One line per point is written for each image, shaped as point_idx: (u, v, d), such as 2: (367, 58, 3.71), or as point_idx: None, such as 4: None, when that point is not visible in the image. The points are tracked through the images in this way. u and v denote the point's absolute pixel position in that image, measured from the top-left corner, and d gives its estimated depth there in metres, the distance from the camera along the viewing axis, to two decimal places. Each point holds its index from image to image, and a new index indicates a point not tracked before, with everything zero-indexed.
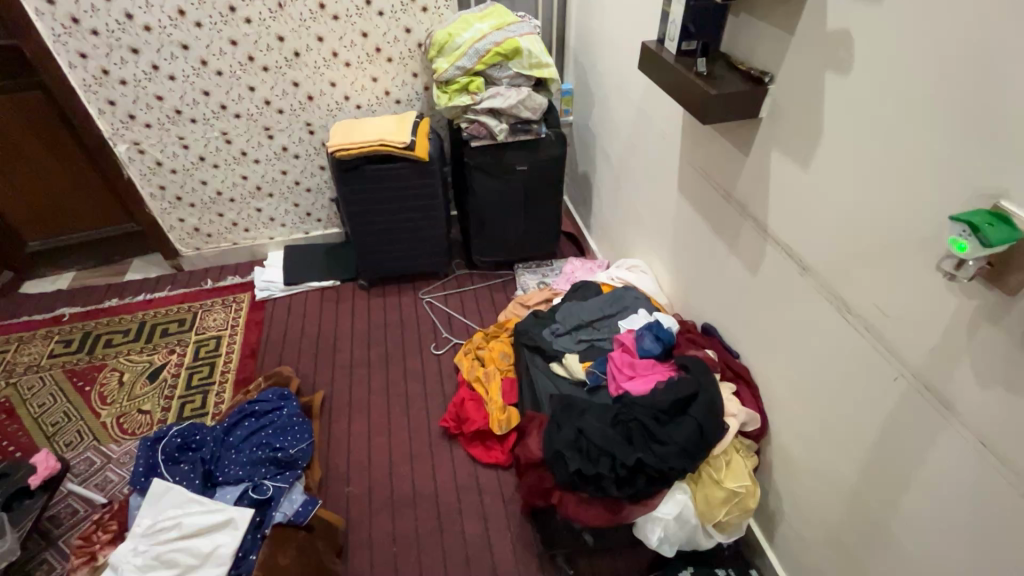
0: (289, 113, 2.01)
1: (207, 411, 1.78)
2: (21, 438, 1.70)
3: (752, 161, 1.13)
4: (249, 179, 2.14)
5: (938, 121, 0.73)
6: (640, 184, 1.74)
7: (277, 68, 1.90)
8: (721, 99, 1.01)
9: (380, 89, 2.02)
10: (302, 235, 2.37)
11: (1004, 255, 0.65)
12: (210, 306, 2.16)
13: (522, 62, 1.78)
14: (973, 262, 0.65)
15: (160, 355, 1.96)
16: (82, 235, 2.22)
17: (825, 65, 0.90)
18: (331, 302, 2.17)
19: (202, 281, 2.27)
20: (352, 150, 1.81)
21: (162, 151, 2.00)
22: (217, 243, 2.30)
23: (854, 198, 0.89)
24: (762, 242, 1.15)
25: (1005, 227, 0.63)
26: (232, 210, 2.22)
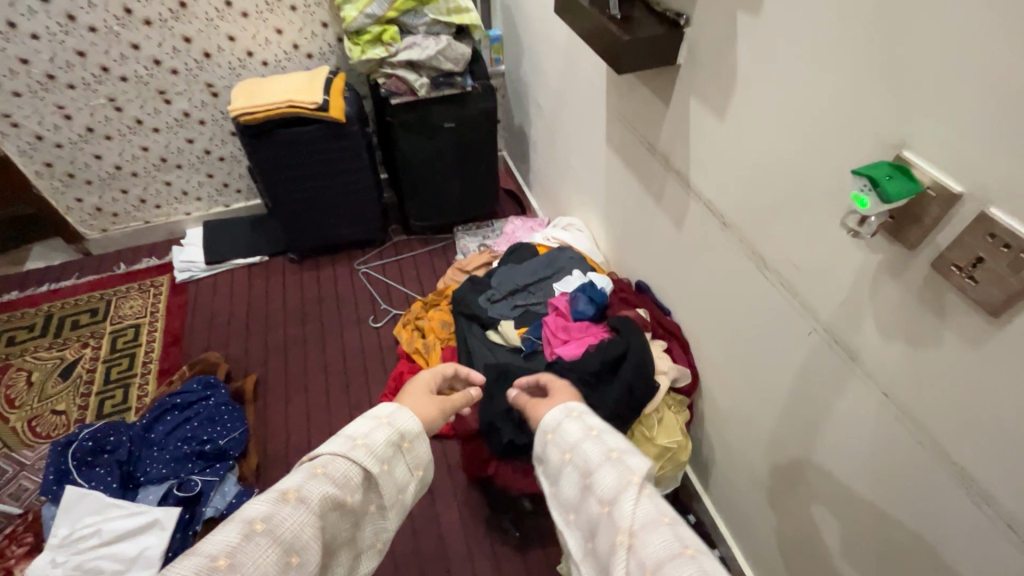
0: (184, 74, 1.80)
1: (129, 406, 1.67)
2: None
3: (673, 111, 1.07)
4: (151, 151, 1.94)
5: (845, 64, 0.69)
6: (571, 137, 1.66)
7: (162, 22, 1.68)
8: (635, 45, 0.94)
9: (286, 42, 1.82)
10: (222, 208, 2.19)
11: (905, 207, 0.62)
12: (126, 292, 1.99)
13: (438, 6, 1.64)
14: (874, 218, 0.62)
15: (72, 350, 1.82)
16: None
17: (737, 5, 0.84)
18: (260, 280, 2.05)
19: (114, 266, 2.09)
20: (258, 114, 1.64)
21: (40, 123, 1.77)
22: (125, 222, 2.10)
23: (769, 149, 0.85)
24: (686, 197, 1.11)
25: (904, 180, 0.60)
26: (137, 186, 2.02)
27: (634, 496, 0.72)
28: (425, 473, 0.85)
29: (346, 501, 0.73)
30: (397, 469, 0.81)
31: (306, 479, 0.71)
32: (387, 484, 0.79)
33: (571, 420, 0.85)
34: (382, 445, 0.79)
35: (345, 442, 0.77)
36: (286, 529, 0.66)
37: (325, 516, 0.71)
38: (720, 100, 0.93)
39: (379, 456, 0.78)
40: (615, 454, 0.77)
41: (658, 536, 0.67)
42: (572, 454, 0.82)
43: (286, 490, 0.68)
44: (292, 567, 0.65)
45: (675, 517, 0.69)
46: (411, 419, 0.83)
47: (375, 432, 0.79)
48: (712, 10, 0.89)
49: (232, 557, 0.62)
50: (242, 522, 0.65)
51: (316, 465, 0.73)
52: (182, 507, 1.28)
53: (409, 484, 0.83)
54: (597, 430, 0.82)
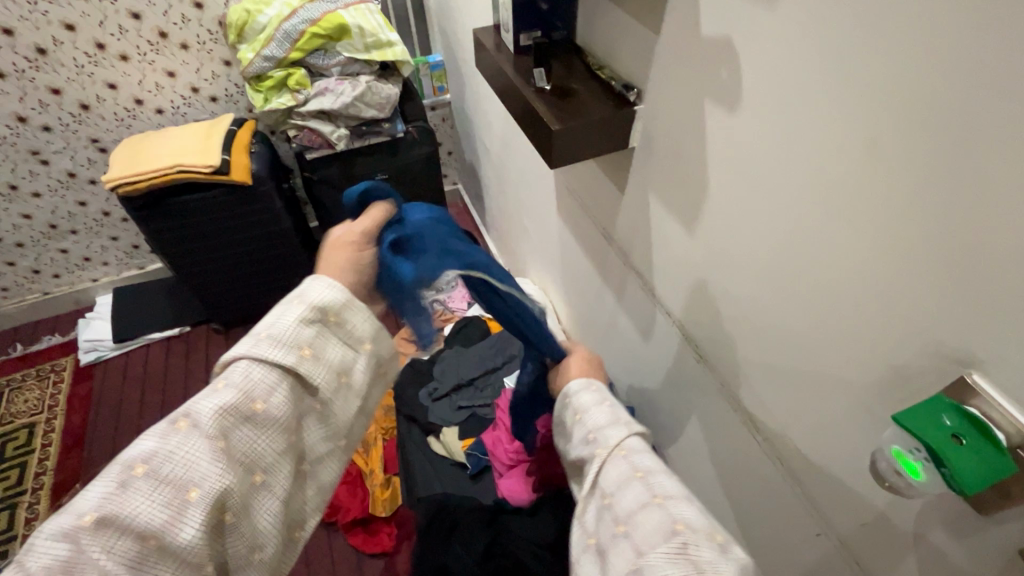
0: (60, 130, 1.51)
1: (15, 534, 1.41)
2: None
3: (630, 202, 0.83)
4: (35, 219, 1.66)
5: (871, 206, 0.44)
6: (521, 193, 1.40)
7: (19, 73, 1.39)
8: (569, 138, 0.69)
9: (182, 85, 1.54)
10: (134, 271, 1.91)
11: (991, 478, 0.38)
12: (21, 382, 1.71)
13: (353, 42, 1.37)
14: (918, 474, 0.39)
15: None
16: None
17: (703, 91, 0.59)
18: (179, 357, 1.78)
19: (9, 348, 1.79)
20: (140, 183, 1.36)
21: None
22: (20, 297, 1.81)
23: (755, 291, 0.61)
24: (651, 306, 0.87)
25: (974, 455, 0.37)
26: (27, 257, 1.73)
27: (581, 434, 0.59)
28: (376, 347, 0.66)
29: (258, 409, 0.55)
30: (327, 351, 0.60)
31: (194, 404, 0.53)
32: (315, 369, 0.59)
33: (562, 399, 0.65)
34: (294, 332, 0.58)
35: (245, 342, 0.58)
36: (173, 467, 0.50)
37: (231, 438, 0.54)
38: (690, 208, 0.68)
39: (294, 343, 0.58)
40: (575, 407, 0.62)
41: (592, 454, 0.57)
42: (558, 430, 0.66)
43: (174, 419, 0.53)
44: (190, 506, 0.49)
45: (610, 432, 0.57)
46: (335, 290, 0.61)
47: (280, 318, 0.58)
48: (668, 89, 0.64)
49: (156, 458, 0.50)
50: (121, 465, 0.50)
51: (219, 380, 0.55)
52: None
53: (354, 366, 0.63)
54: (577, 398, 0.63)
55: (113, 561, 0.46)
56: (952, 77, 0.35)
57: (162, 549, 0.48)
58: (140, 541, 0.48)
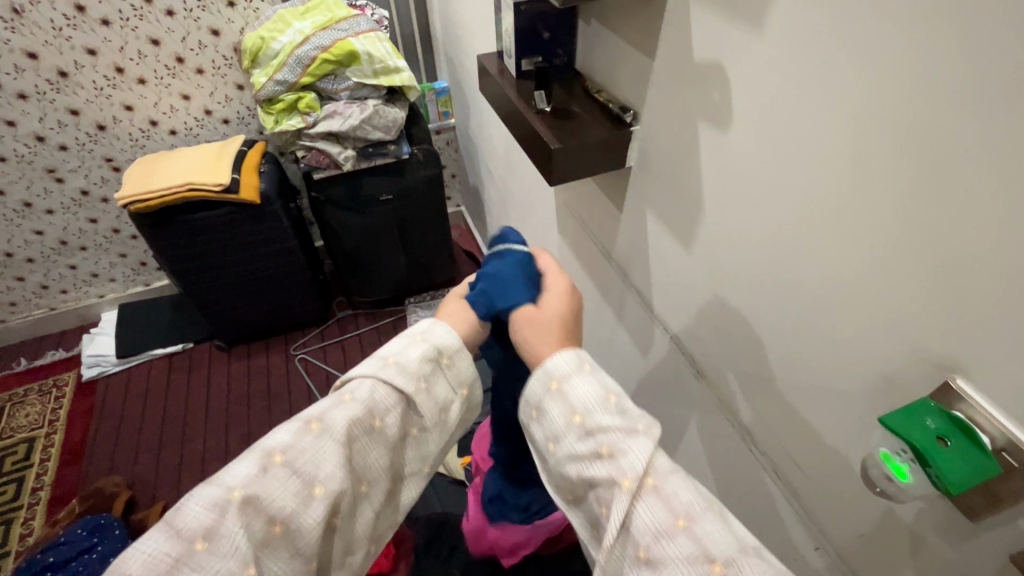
0: (76, 149, 1.55)
1: (8, 550, 1.39)
2: None
3: (628, 220, 0.85)
4: (46, 235, 1.69)
5: (859, 219, 0.46)
6: (523, 213, 1.44)
7: (40, 95, 1.44)
8: (569, 157, 0.71)
9: (196, 108, 1.59)
10: (141, 288, 1.94)
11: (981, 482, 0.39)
12: (23, 397, 1.71)
13: (362, 68, 1.42)
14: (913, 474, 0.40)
15: None
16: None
17: (696, 112, 0.61)
18: (181, 373, 1.78)
19: (13, 362, 1.80)
20: (152, 201, 1.40)
21: None
22: (27, 312, 1.83)
23: (750, 304, 0.63)
24: (649, 322, 0.89)
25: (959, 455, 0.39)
26: (36, 272, 1.76)
27: (583, 443, 0.47)
28: (472, 392, 0.60)
29: (376, 428, 0.52)
30: (438, 389, 0.56)
31: (327, 408, 0.50)
32: (426, 405, 0.54)
33: (547, 385, 0.50)
34: (416, 364, 0.54)
35: (372, 362, 0.54)
36: (307, 463, 0.47)
37: (353, 449, 0.50)
38: (686, 224, 0.70)
39: (417, 375, 0.54)
40: (572, 404, 0.48)
41: (606, 474, 0.44)
42: (529, 411, 0.52)
43: (310, 417, 0.49)
44: (314, 504, 0.46)
45: (633, 447, 0.44)
46: (452, 336, 0.57)
47: (409, 348, 0.55)
48: (663, 110, 0.67)
49: (288, 451, 0.47)
50: (260, 452, 0.48)
51: (343, 392, 0.52)
52: None
53: (454, 404, 0.58)
54: (574, 392, 0.49)
55: (246, 542, 0.44)
56: (930, 96, 0.38)
57: (284, 541, 0.46)
58: (267, 527, 0.45)
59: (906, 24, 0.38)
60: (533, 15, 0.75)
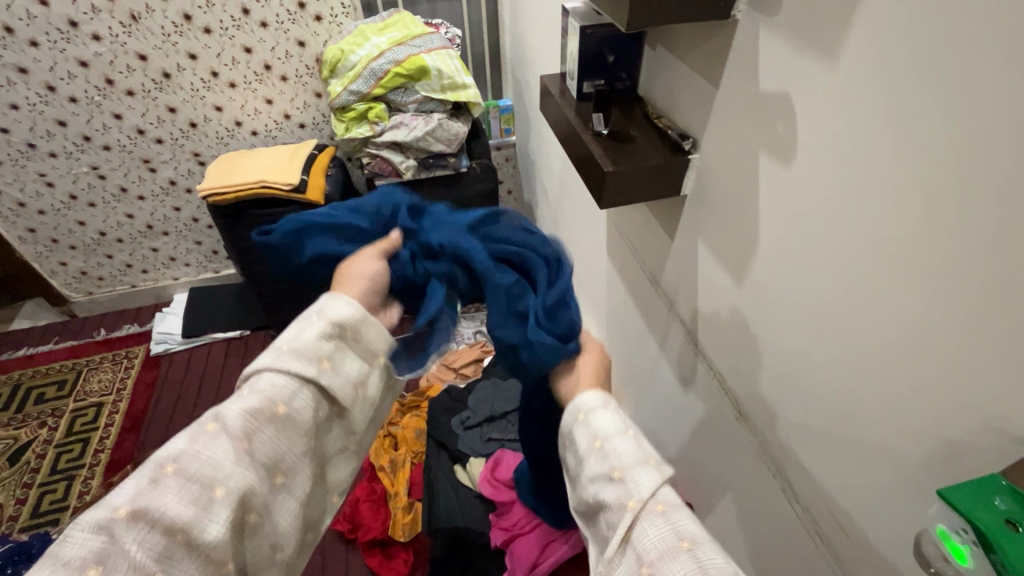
0: (170, 143, 1.70)
1: (67, 505, 1.51)
2: None
3: (678, 249, 0.83)
4: (136, 218, 1.85)
5: (928, 269, 0.42)
6: (573, 234, 1.43)
7: (145, 92, 1.59)
8: (622, 180, 0.70)
9: (277, 112, 1.71)
10: (211, 274, 2.08)
11: None
12: (97, 364, 1.86)
13: (431, 83, 1.48)
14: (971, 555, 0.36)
15: (28, 429, 1.68)
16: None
17: (759, 142, 0.59)
18: (236, 358, 1.88)
19: (93, 332, 1.97)
20: (228, 194, 1.50)
21: (22, 190, 1.69)
22: (111, 286, 2.00)
23: (801, 347, 0.59)
24: (692, 355, 0.85)
25: None
26: (124, 251, 1.92)
27: (598, 465, 0.51)
28: (389, 361, 0.64)
29: (279, 411, 0.54)
30: (344, 365, 0.59)
31: (223, 407, 0.53)
32: (335, 382, 0.58)
33: (577, 417, 0.55)
34: (314, 344, 0.57)
35: (269, 353, 0.57)
36: (201, 466, 0.49)
37: (254, 440, 0.52)
38: (738, 257, 0.67)
39: (314, 356, 0.56)
40: (591, 433, 0.53)
41: (615, 497, 0.48)
42: (563, 444, 0.57)
43: (205, 419, 0.52)
44: (216, 502, 0.48)
45: (642, 477, 0.48)
46: (351, 307, 0.60)
47: (304, 330, 0.58)
48: (723, 138, 0.65)
49: (181, 460, 0.49)
50: (154, 464, 0.49)
51: (243, 386, 0.55)
52: None
53: (369, 378, 0.62)
54: (597, 422, 0.53)
55: (143, 557, 0.44)
56: (1018, 141, 0.34)
57: (191, 549, 0.47)
58: (165, 536, 0.46)
59: (995, 61, 0.35)
60: (598, 38, 0.75)
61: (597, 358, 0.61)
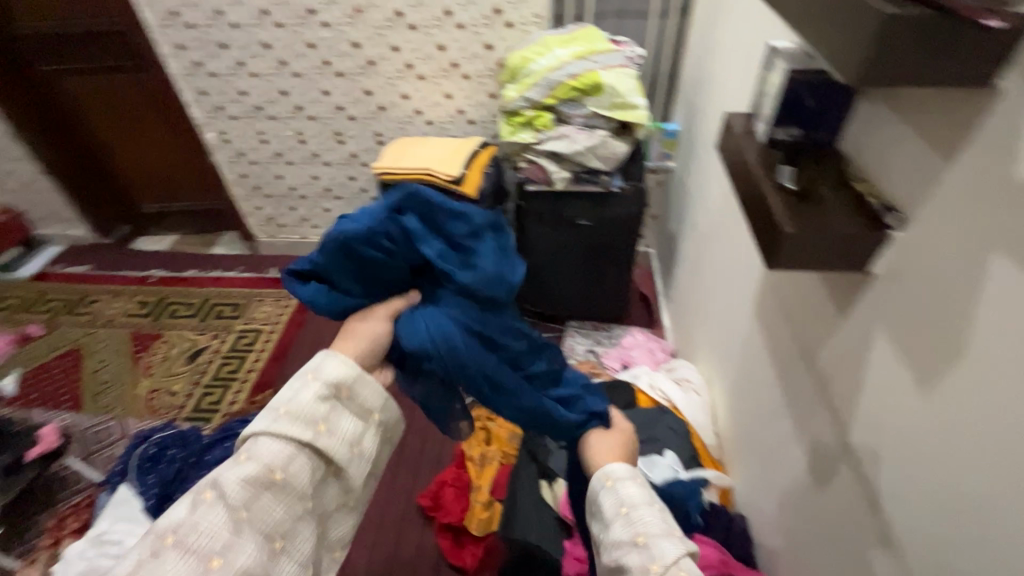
0: (360, 121, 1.92)
1: (219, 408, 1.80)
2: (74, 390, 1.87)
3: (848, 329, 0.73)
4: (319, 181, 2.12)
5: None
6: (716, 279, 1.34)
7: (351, 75, 1.80)
8: (802, 244, 0.62)
9: (453, 107, 1.84)
10: None
11: None
12: (264, 297, 2.18)
13: (602, 99, 1.48)
14: None
15: (206, 337, 2.03)
16: (163, 207, 2.41)
17: (996, 239, 0.49)
18: None
19: (267, 269, 2.32)
20: (397, 175, 1.66)
21: (244, 143, 2.03)
22: (288, 234, 2.33)
23: (1001, 496, 0.48)
24: (837, 450, 0.75)
25: None
26: (304, 207, 2.22)
27: (625, 529, 0.67)
28: (379, 417, 0.81)
29: (273, 476, 0.68)
30: (341, 426, 0.75)
31: (219, 477, 0.66)
32: (329, 442, 0.72)
33: (608, 482, 0.72)
34: (309, 406, 0.72)
35: (268, 417, 0.72)
36: (200, 534, 0.61)
37: (251, 503, 0.66)
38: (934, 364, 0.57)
39: (305, 421, 0.71)
40: (620, 497, 0.70)
41: (639, 561, 0.63)
42: (592, 507, 0.74)
43: (204, 490, 0.65)
44: (211, 569, 0.60)
45: (662, 544, 0.63)
46: (342, 367, 0.76)
47: (300, 394, 0.72)
48: (944, 223, 0.55)
49: (180, 532, 0.61)
50: (157, 536, 0.61)
51: (241, 454, 0.69)
52: None
53: (354, 438, 0.76)
54: (625, 490, 0.71)
55: None
56: None
57: None
58: None
59: None
60: (804, 85, 0.69)
61: (621, 435, 0.84)
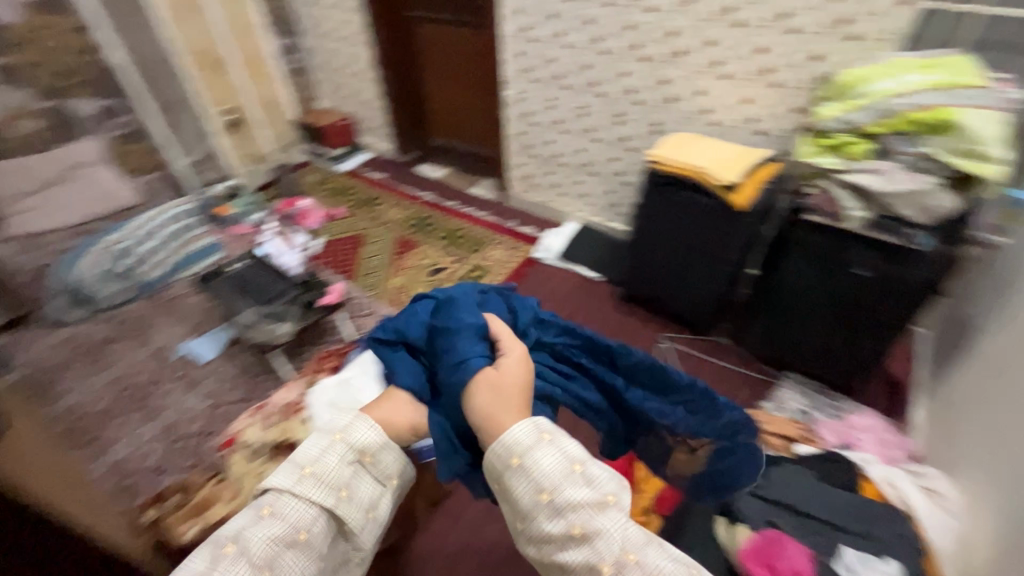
0: (644, 108, 1.96)
1: None
2: (351, 266, 2.36)
3: None
4: (583, 154, 2.25)
5: None
6: None
7: (654, 62, 1.84)
8: None
9: (746, 113, 1.76)
10: (601, 220, 2.40)
11: None
12: (500, 242, 2.43)
13: (951, 142, 1.24)
14: None
15: (448, 260, 2.36)
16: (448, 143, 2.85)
17: None
18: (582, 294, 2.17)
19: (509, 219, 2.57)
20: (671, 167, 1.68)
21: (533, 105, 2.24)
22: (536, 195, 2.54)
23: None
24: None
25: None
26: (559, 174, 2.39)
27: (554, 522, 0.57)
28: (403, 477, 0.73)
29: (295, 540, 0.61)
30: (366, 477, 0.69)
31: (248, 523, 0.61)
32: (348, 510, 0.66)
33: (518, 467, 0.59)
34: (334, 469, 0.65)
35: (290, 471, 0.65)
36: None
37: (274, 559, 0.59)
38: None
39: (331, 483, 0.65)
40: (539, 483, 0.58)
41: (582, 557, 0.55)
42: (500, 487, 0.61)
43: (226, 541, 0.59)
44: None
45: (604, 527, 0.56)
46: (372, 433, 0.69)
47: (326, 455, 0.66)
48: None
49: None
50: None
51: (263, 506, 0.63)
52: None
53: (379, 500, 0.70)
54: (540, 464, 0.58)
55: None
56: None
57: None
58: None
59: None
60: None
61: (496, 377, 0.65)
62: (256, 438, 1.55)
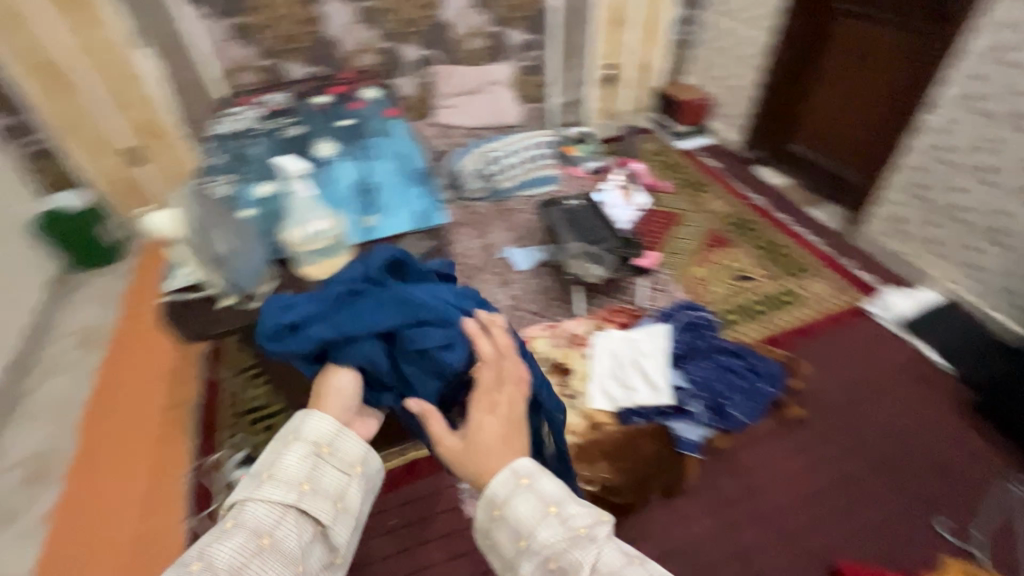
0: None
1: (732, 329, 1.92)
2: (657, 237, 2.33)
3: None
4: (1000, 217, 1.78)
5: None
6: None
7: None
8: None
9: None
10: (977, 303, 1.92)
11: None
12: (824, 277, 2.13)
13: None
14: None
15: (759, 273, 2.16)
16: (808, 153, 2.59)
17: None
18: (913, 375, 1.77)
19: (843, 256, 2.24)
20: None
21: (960, 139, 1.84)
22: (895, 242, 2.15)
23: None
24: None
25: None
26: (946, 229, 1.95)
27: (538, 567, 0.68)
28: (366, 466, 0.88)
29: (265, 534, 0.73)
30: (342, 451, 0.85)
31: (225, 528, 0.73)
32: (314, 501, 0.79)
33: (497, 518, 0.72)
34: (297, 467, 0.80)
35: (248, 486, 0.78)
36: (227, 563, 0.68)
37: (258, 547, 0.71)
38: None
39: (297, 479, 0.79)
40: (518, 531, 0.70)
41: None
42: (492, 543, 0.74)
43: (200, 550, 0.70)
44: None
45: (580, 557, 0.66)
46: (329, 425, 0.86)
47: (287, 460, 0.80)
48: None
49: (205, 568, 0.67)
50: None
51: (231, 518, 0.75)
52: (669, 404, 1.53)
53: (348, 486, 0.84)
54: (513, 509, 0.71)
55: None
56: None
57: None
58: None
59: None
60: None
61: (488, 400, 0.82)
62: (546, 351, 1.73)
